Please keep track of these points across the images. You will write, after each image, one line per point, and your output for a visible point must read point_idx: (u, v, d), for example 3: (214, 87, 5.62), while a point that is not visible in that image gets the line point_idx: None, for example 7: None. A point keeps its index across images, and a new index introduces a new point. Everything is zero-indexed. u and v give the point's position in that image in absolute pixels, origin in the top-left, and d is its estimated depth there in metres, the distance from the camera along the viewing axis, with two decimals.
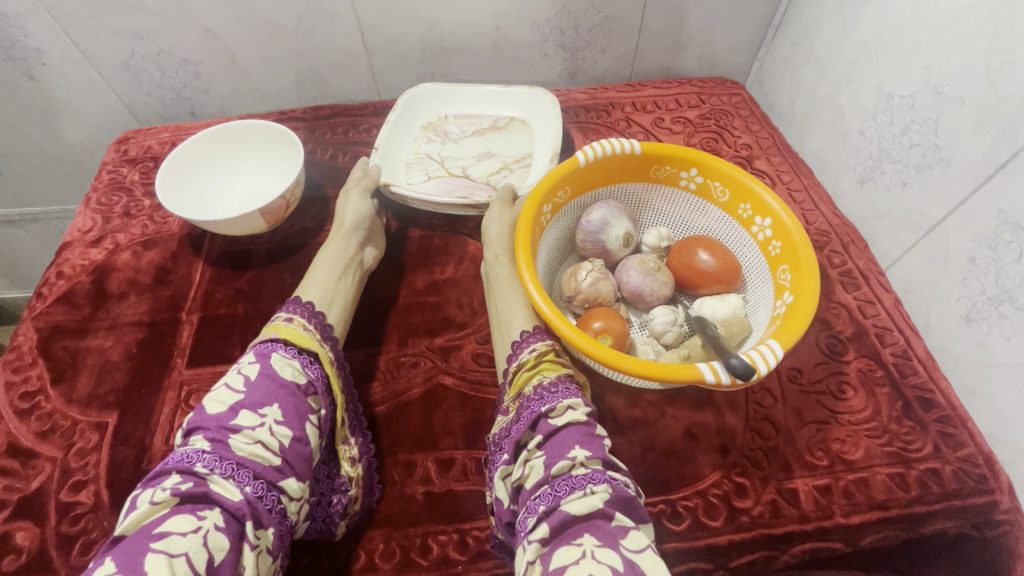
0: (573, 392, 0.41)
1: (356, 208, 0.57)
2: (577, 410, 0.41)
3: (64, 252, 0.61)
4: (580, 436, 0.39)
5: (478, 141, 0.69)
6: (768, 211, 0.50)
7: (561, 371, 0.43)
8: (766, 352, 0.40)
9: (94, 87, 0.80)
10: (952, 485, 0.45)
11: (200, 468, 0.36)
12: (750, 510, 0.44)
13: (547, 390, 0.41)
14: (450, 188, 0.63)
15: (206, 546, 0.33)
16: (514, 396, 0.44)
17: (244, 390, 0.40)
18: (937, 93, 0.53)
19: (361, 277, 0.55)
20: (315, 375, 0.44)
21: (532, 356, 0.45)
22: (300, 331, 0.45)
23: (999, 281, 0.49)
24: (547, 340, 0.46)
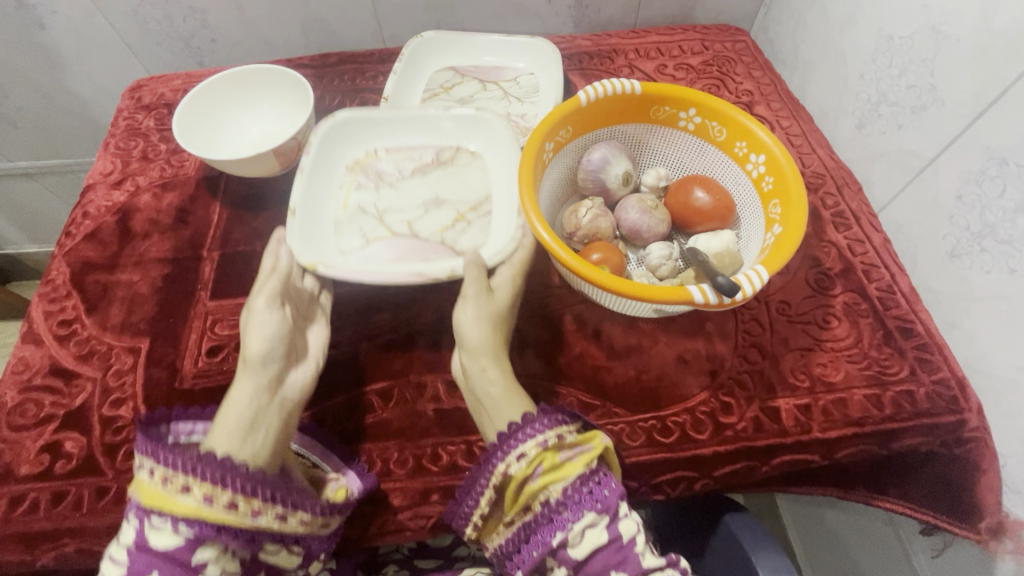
0: (587, 506, 0.38)
1: (262, 330, 0.44)
2: (597, 526, 0.38)
3: (88, 194, 0.64)
4: (609, 557, 0.38)
5: (421, 183, 0.59)
6: (763, 148, 0.52)
7: (566, 480, 0.39)
8: (753, 276, 0.43)
9: (104, 35, 0.81)
10: (924, 405, 0.49)
11: None
12: (734, 425, 0.48)
13: (556, 514, 0.39)
14: (400, 253, 0.54)
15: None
16: (518, 510, 0.40)
17: (125, 562, 0.36)
18: (934, 32, 0.54)
19: (289, 419, 0.43)
20: (195, 529, 0.36)
21: (527, 469, 0.39)
22: (160, 490, 0.36)
23: (983, 217, 0.51)
24: (540, 438, 0.40)
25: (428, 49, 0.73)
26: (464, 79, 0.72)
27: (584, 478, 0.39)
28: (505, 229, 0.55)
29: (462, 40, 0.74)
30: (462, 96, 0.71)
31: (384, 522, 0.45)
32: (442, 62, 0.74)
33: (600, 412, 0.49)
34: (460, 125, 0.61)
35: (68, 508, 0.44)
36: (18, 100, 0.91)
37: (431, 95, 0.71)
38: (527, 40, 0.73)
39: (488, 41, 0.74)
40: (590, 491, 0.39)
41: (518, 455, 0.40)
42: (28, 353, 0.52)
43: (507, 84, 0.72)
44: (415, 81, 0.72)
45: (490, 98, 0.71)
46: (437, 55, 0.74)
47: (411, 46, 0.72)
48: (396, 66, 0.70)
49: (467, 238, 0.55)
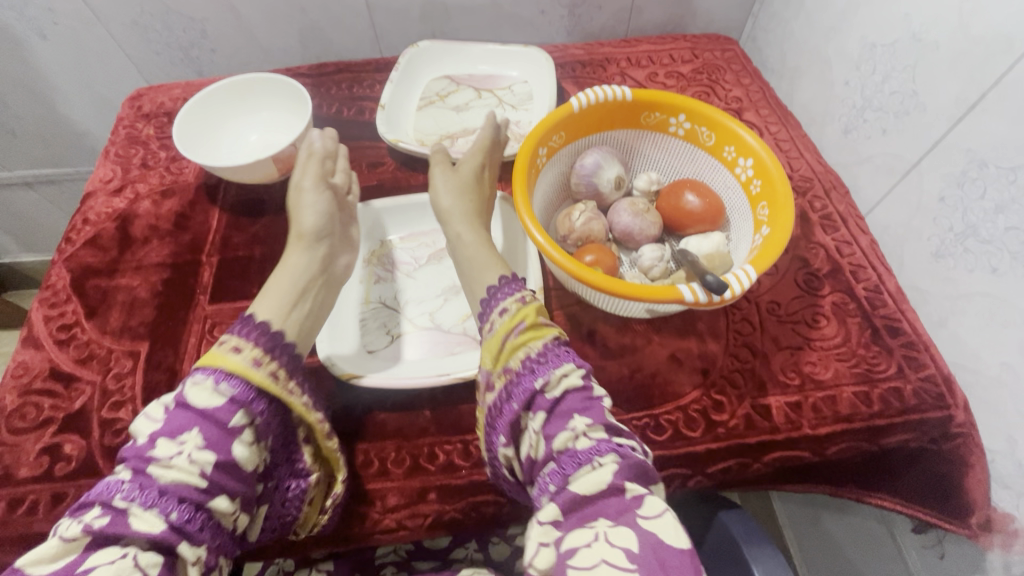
0: (564, 359, 0.41)
1: (315, 208, 0.51)
2: (572, 376, 0.40)
3: (88, 201, 0.64)
4: (580, 403, 0.39)
5: (438, 269, 0.58)
6: (750, 151, 0.53)
7: (547, 337, 0.42)
8: (742, 275, 0.44)
9: (104, 45, 0.82)
10: (912, 401, 0.50)
11: (117, 502, 0.34)
12: (726, 422, 0.48)
13: (538, 363, 0.40)
14: (425, 349, 0.53)
15: (138, 567, 0.32)
16: (500, 369, 0.42)
17: (160, 420, 0.38)
18: (915, 40, 0.56)
19: (324, 303, 0.49)
20: (236, 385, 0.39)
21: (510, 322, 0.43)
22: (214, 350, 0.41)
23: (965, 217, 0.52)
24: (523, 292, 0.45)
25: (423, 58, 0.75)
26: (459, 87, 0.74)
27: (558, 341, 0.42)
28: None
29: (457, 49, 0.75)
30: (457, 103, 0.72)
31: (381, 521, 0.45)
32: (439, 71, 0.76)
33: None
34: None
35: (67, 509, 0.45)
36: (19, 109, 0.92)
37: (427, 103, 0.72)
38: (523, 49, 0.74)
39: (484, 49, 0.75)
40: (567, 351, 0.42)
41: (500, 312, 0.44)
42: (28, 357, 0.53)
43: (502, 92, 0.73)
44: (411, 88, 0.73)
45: (484, 105, 0.72)
46: (433, 64, 0.75)
47: (407, 56, 0.73)
48: (392, 74, 0.71)
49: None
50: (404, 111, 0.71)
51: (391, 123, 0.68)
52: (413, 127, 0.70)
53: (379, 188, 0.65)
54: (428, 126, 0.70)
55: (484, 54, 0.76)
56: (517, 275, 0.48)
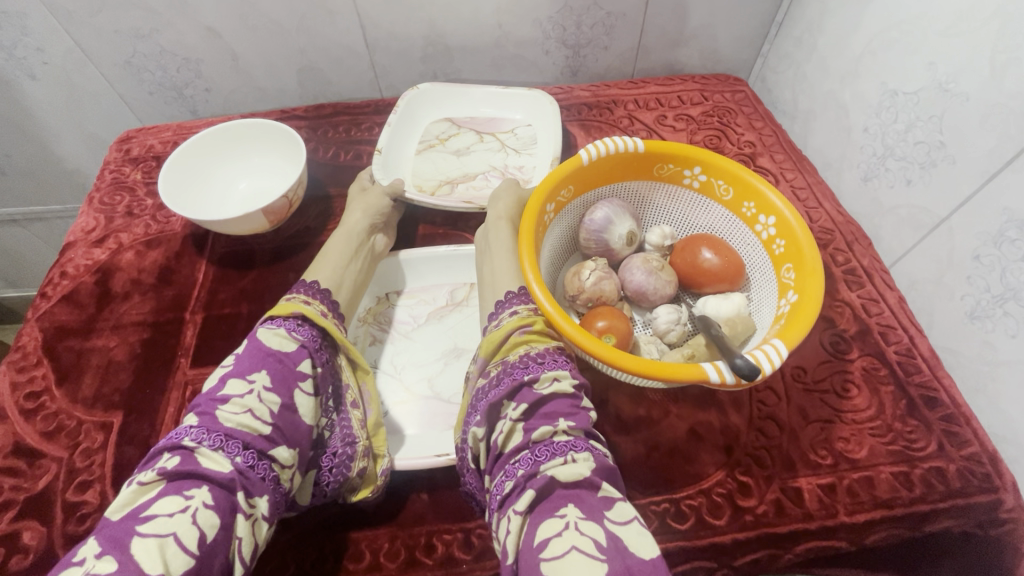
0: (560, 364, 0.42)
1: (368, 197, 0.58)
2: (563, 381, 0.41)
3: (67, 252, 0.61)
4: (565, 407, 0.39)
5: (437, 329, 0.54)
6: (773, 209, 0.50)
7: (550, 343, 0.43)
8: (771, 351, 0.40)
9: (96, 85, 0.80)
10: (956, 484, 0.45)
11: (188, 442, 0.37)
12: (754, 509, 0.44)
13: (534, 360, 0.42)
14: (422, 422, 0.48)
15: (196, 524, 0.33)
16: (497, 360, 0.44)
17: (232, 362, 0.42)
18: (942, 90, 0.53)
19: (366, 271, 0.54)
20: (305, 334, 0.44)
21: (518, 319, 0.45)
22: (284, 302, 0.46)
23: (1004, 279, 0.48)
24: (529, 305, 0.46)
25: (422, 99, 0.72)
26: (460, 131, 0.71)
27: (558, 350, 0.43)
28: None
29: (459, 91, 0.72)
30: (458, 148, 0.69)
31: None
32: (439, 113, 0.73)
33: None
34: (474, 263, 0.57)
35: None
36: (7, 148, 0.89)
37: (426, 147, 0.69)
38: (531, 93, 0.71)
39: (486, 91, 0.72)
40: (564, 359, 0.43)
41: (511, 311, 0.46)
42: None
43: (504, 136, 0.70)
44: (411, 131, 0.70)
45: (486, 150, 0.69)
46: (432, 105, 0.72)
47: (406, 97, 0.70)
48: (390, 117, 0.68)
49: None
50: (401, 155, 0.68)
51: (388, 167, 0.65)
52: (411, 172, 0.67)
53: None
54: (427, 172, 0.66)
55: (485, 95, 0.73)
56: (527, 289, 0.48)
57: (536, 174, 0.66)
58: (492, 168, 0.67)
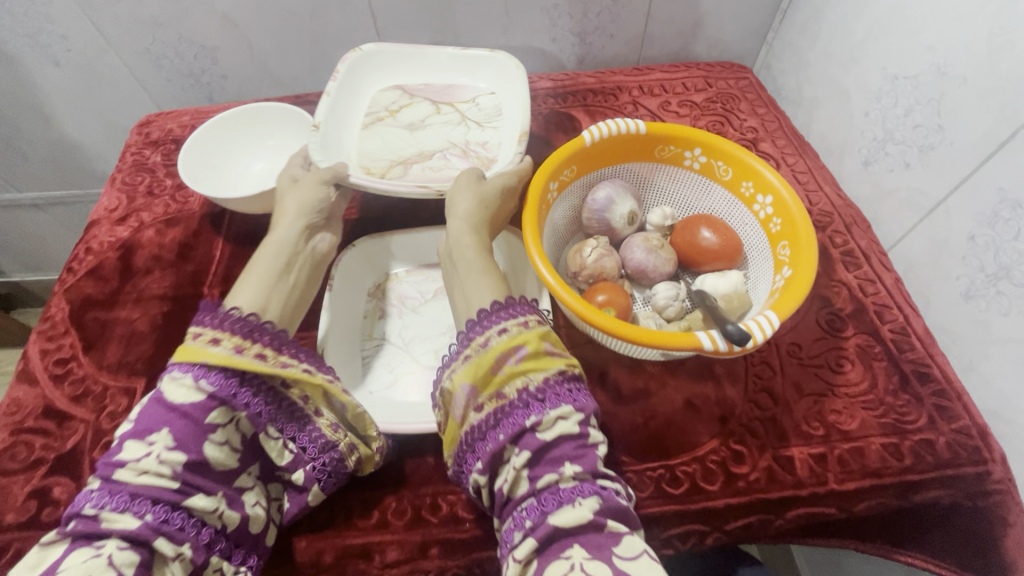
0: (563, 399, 0.39)
1: (298, 196, 0.52)
2: (568, 419, 0.38)
3: (91, 230, 0.64)
4: (571, 449, 0.37)
5: (444, 304, 0.56)
6: (770, 188, 0.51)
7: (550, 372, 0.39)
8: (764, 322, 0.42)
9: (116, 72, 0.82)
10: (945, 455, 0.47)
11: (87, 509, 0.35)
12: (746, 475, 0.46)
13: (534, 398, 0.39)
14: (429, 390, 0.51)
15: (111, 565, 0.33)
16: (491, 394, 0.40)
17: (135, 419, 0.39)
18: (940, 73, 0.54)
19: (303, 280, 0.49)
20: (215, 380, 0.39)
21: (510, 342, 0.41)
22: (188, 346, 0.40)
23: (997, 259, 0.49)
24: (521, 320, 0.42)
25: (365, 65, 0.67)
26: (413, 100, 0.67)
27: (561, 375, 0.40)
28: None
29: (412, 54, 0.68)
30: (411, 120, 0.65)
31: None
32: (390, 81, 0.69)
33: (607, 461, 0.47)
34: None
35: None
36: (31, 133, 0.92)
37: (374, 119, 0.64)
38: (495, 58, 0.67)
39: (439, 54, 0.68)
40: (567, 389, 0.39)
41: (498, 330, 0.41)
42: (22, 393, 0.51)
43: (463, 106, 0.66)
44: (355, 102, 0.65)
45: (444, 123, 0.65)
46: (377, 71, 0.68)
47: (347, 61, 0.65)
48: (329, 86, 0.63)
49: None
50: (345, 128, 0.62)
51: (331, 145, 0.59)
52: (357, 148, 0.61)
53: (386, 219, 0.64)
54: (375, 148, 0.61)
55: (437, 60, 0.69)
56: (514, 302, 0.44)
57: (503, 148, 0.61)
58: (451, 145, 0.62)
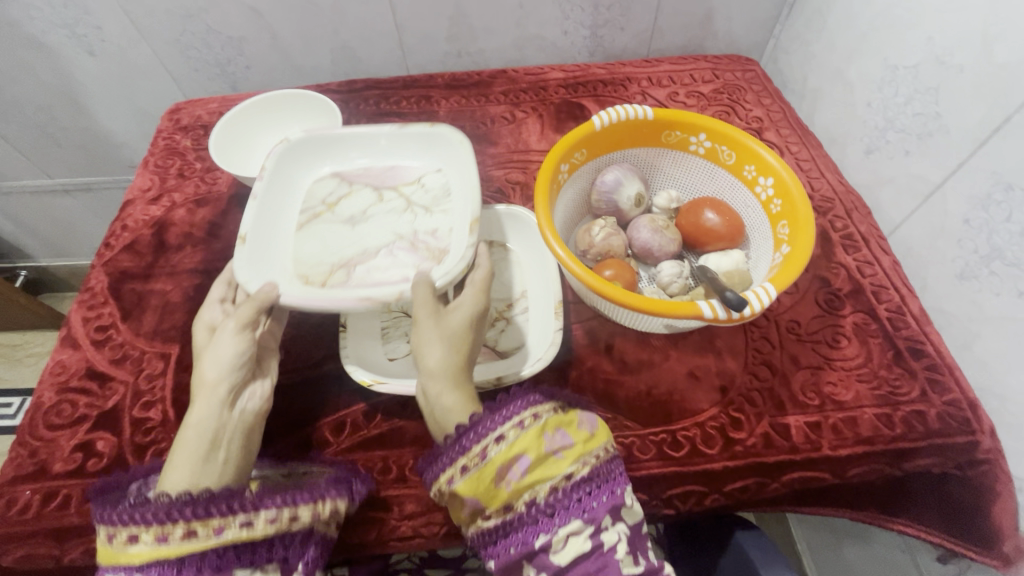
0: (572, 513, 0.38)
1: (219, 351, 0.47)
2: (580, 535, 0.37)
3: (127, 209, 0.67)
4: (591, 567, 0.37)
5: None
6: (771, 171, 0.54)
7: (557, 481, 0.38)
8: (762, 293, 0.44)
9: (147, 62, 0.86)
10: (935, 425, 0.49)
11: None
12: (744, 441, 0.48)
13: (544, 515, 0.38)
14: None
15: None
16: (498, 506, 0.39)
17: None
18: (938, 63, 0.56)
19: (247, 433, 0.45)
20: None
21: (511, 452, 0.39)
22: (111, 547, 0.38)
23: (990, 240, 0.51)
24: (515, 423, 0.40)
25: (296, 159, 0.59)
26: (353, 189, 0.59)
27: (568, 481, 0.38)
28: (542, 332, 0.54)
29: (335, 137, 0.60)
30: (352, 213, 0.57)
31: (398, 527, 0.46)
32: (319, 169, 0.60)
33: (611, 425, 0.50)
34: (492, 222, 0.62)
35: None
36: (65, 120, 0.97)
37: (310, 217, 0.56)
38: (433, 133, 0.59)
39: (376, 136, 0.60)
40: (578, 500, 0.38)
41: (496, 438, 0.39)
42: (66, 356, 0.55)
43: (409, 190, 0.58)
44: (289, 199, 0.57)
45: (388, 212, 0.57)
46: (309, 164, 0.60)
47: (274, 156, 0.57)
48: (255, 188, 0.55)
49: (508, 338, 0.54)
50: (277, 231, 0.54)
51: (262, 258, 0.51)
52: (293, 253, 0.53)
53: None
54: (313, 252, 0.53)
55: (372, 140, 0.61)
56: (493, 407, 0.41)
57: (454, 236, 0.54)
58: (397, 238, 0.54)
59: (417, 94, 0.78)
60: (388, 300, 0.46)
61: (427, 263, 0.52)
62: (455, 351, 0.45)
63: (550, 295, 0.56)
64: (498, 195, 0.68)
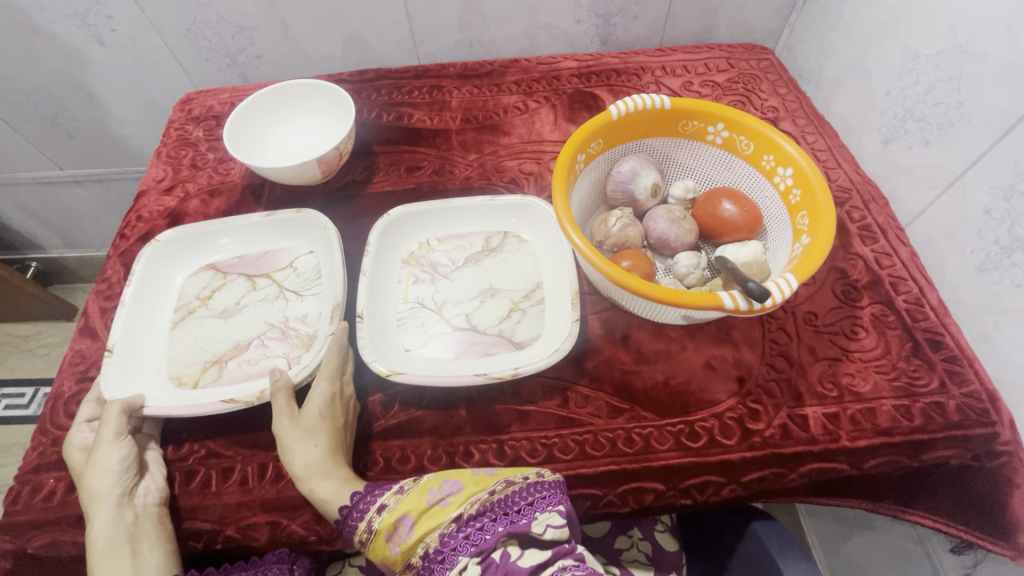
0: (459, 550, 0.41)
1: (105, 463, 0.45)
2: (470, 564, 0.40)
3: (141, 200, 0.68)
4: None
5: (474, 272, 0.59)
6: (790, 161, 0.53)
7: (441, 527, 0.42)
8: (783, 284, 0.44)
9: (158, 51, 0.86)
10: (955, 417, 0.49)
11: None
12: (762, 431, 0.48)
13: (435, 562, 0.41)
14: (460, 348, 0.54)
15: None
16: (402, 566, 0.43)
17: None
18: (961, 51, 0.55)
19: (159, 520, 0.46)
20: None
21: (394, 517, 0.43)
22: None
23: (1012, 231, 0.51)
24: (390, 493, 0.45)
25: (166, 259, 0.60)
26: (227, 280, 0.60)
27: (453, 524, 0.42)
28: (558, 321, 0.54)
29: (201, 232, 0.61)
30: (224, 306, 0.58)
31: None
32: (194, 263, 0.61)
33: (629, 416, 0.50)
34: (507, 212, 0.62)
35: None
36: (74, 111, 0.97)
37: (183, 315, 0.57)
38: (300, 217, 0.61)
39: (244, 222, 0.61)
40: (464, 539, 0.41)
41: (378, 508, 0.44)
42: (85, 346, 0.55)
43: (280, 276, 0.60)
44: (160, 300, 0.58)
45: (261, 299, 0.58)
46: (181, 260, 0.61)
47: (142, 260, 0.58)
48: (123, 296, 0.56)
49: (524, 329, 0.54)
50: (149, 336, 0.55)
51: (129, 369, 0.52)
52: (166, 355, 0.54)
53: (417, 190, 0.67)
54: (186, 351, 0.54)
55: (242, 229, 0.62)
56: (368, 486, 0.46)
57: (321, 320, 0.56)
58: (269, 326, 0.56)
59: (429, 83, 0.78)
60: (253, 400, 0.49)
61: (296, 353, 0.54)
62: (319, 446, 0.47)
63: (566, 285, 0.56)
64: (512, 185, 0.67)
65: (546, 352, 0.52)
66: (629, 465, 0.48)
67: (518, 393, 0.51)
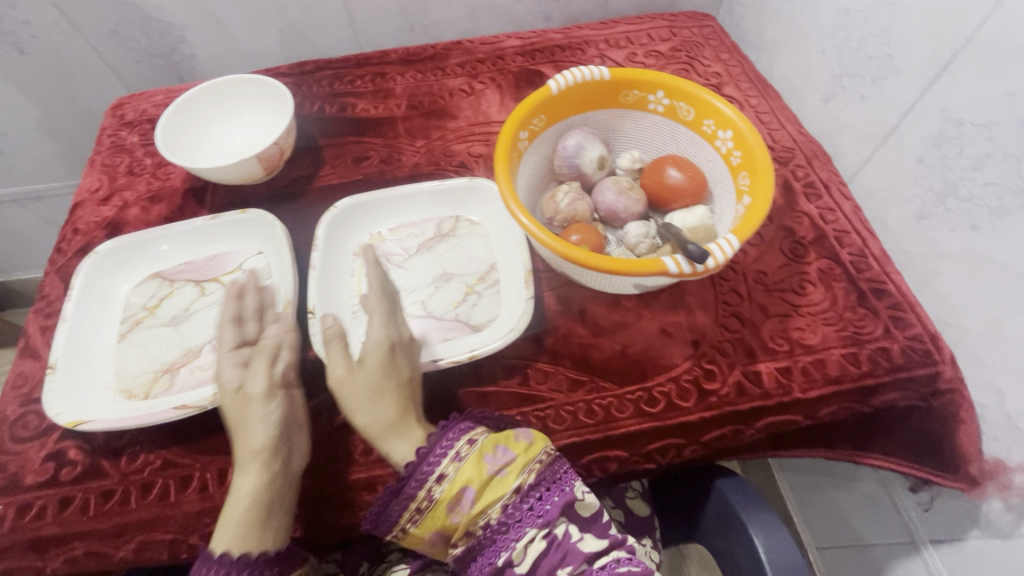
0: (523, 523, 0.41)
1: (268, 421, 0.46)
2: (535, 538, 0.41)
3: (76, 212, 0.65)
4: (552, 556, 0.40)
5: (428, 259, 0.58)
6: (729, 123, 0.54)
7: (505, 500, 0.41)
8: (725, 244, 0.45)
9: (84, 56, 0.82)
10: (900, 360, 0.50)
11: None
12: (718, 391, 0.49)
13: (499, 534, 0.41)
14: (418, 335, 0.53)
15: None
16: (461, 535, 0.42)
17: None
18: (887, 3, 0.56)
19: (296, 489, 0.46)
20: None
21: (455, 488, 0.41)
22: None
23: (944, 177, 0.52)
24: (450, 460, 0.42)
25: (108, 270, 0.58)
26: (174, 287, 0.58)
27: (517, 496, 0.41)
28: (513, 301, 0.54)
29: (142, 238, 0.59)
30: (173, 313, 0.56)
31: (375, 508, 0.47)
32: (139, 272, 0.59)
33: (588, 388, 0.50)
34: (458, 195, 0.61)
35: (74, 513, 0.46)
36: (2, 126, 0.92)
37: (131, 325, 0.55)
38: (243, 215, 0.59)
39: (187, 226, 0.60)
40: (529, 509, 0.41)
41: (438, 479, 0.42)
42: (27, 367, 0.54)
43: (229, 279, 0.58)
44: (106, 312, 0.56)
45: (211, 304, 0.57)
46: (125, 269, 0.59)
47: (83, 272, 0.56)
48: (64, 311, 0.54)
49: (481, 311, 0.54)
50: (95, 350, 0.53)
51: (78, 385, 0.50)
52: (115, 368, 0.53)
53: (366, 181, 0.66)
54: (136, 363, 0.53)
55: (186, 233, 0.60)
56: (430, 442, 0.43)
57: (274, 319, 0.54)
58: None
59: (371, 71, 0.76)
60: (205, 405, 0.48)
61: None
62: (381, 395, 0.46)
63: (519, 265, 0.55)
64: (461, 169, 0.67)
65: (501, 333, 0.52)
66: (592, 435, 0.48)
67: (478, 376, 0.51)
